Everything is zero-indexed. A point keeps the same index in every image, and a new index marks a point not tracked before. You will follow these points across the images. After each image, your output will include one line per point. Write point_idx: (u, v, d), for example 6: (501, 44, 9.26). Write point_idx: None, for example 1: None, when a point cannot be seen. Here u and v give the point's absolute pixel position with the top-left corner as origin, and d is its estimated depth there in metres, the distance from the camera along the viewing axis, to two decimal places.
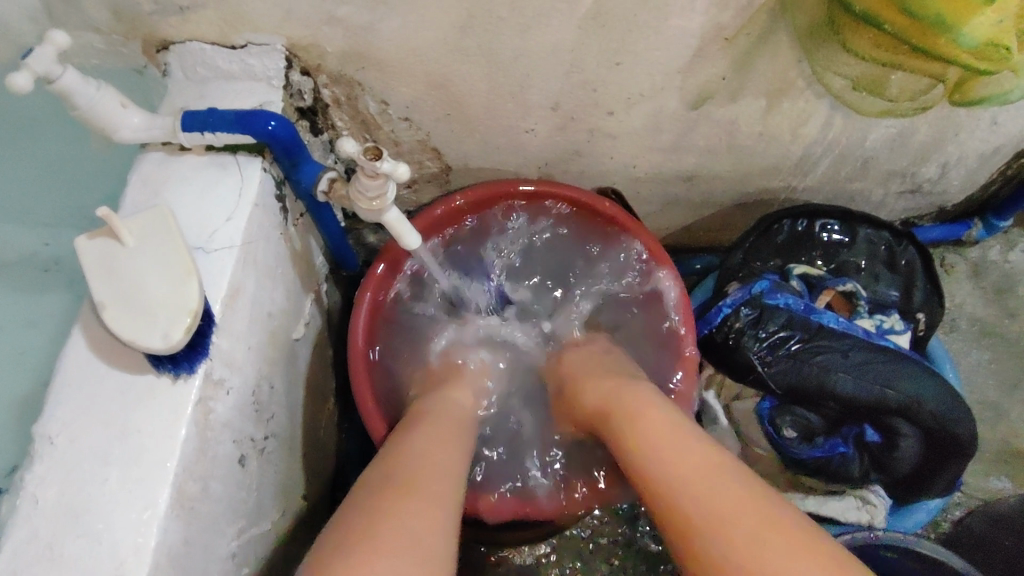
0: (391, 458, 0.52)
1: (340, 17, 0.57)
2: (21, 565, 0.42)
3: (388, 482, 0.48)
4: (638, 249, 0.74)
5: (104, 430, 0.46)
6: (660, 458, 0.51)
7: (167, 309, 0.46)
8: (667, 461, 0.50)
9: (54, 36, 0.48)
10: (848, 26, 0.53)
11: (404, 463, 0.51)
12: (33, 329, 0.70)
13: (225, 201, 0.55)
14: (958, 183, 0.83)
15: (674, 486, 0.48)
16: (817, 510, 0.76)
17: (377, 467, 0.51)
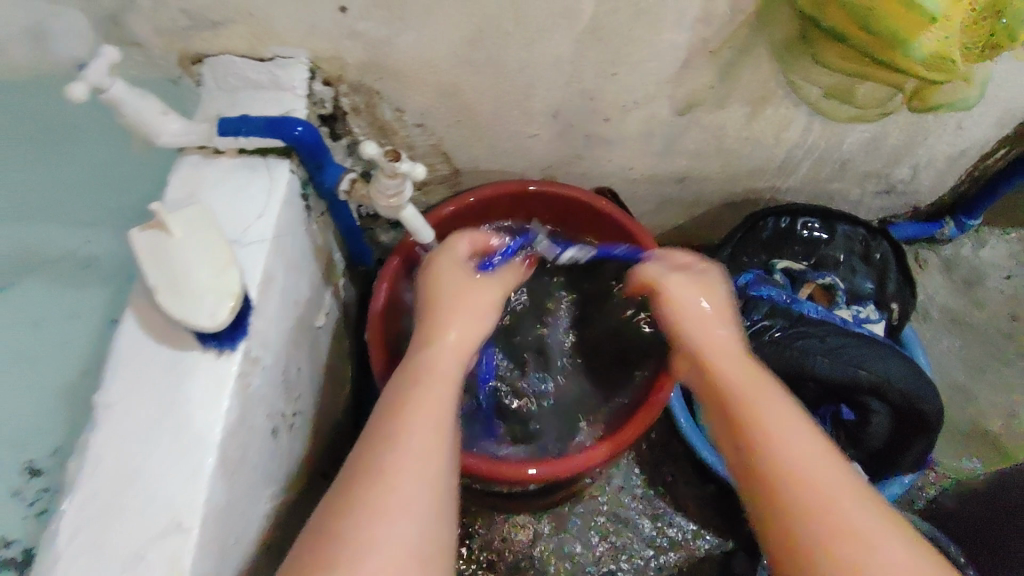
0: (380, 441, 0.51)
1: (361, 32, 0.63)
2: (87, 516, 0.48)
3: (369, 489, 0.47)
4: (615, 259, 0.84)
5: (157, 399, 0.51)
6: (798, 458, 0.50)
7: (213, 293, 0.52)
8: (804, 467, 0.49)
9: (106, 51, 0.53)
10: (819, 41, 0.59)
11: (386, 465, 0.49)
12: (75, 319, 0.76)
13: (258, 198, 0.61)
14: (929, 184, 0.90)
15: (804, 494, 0.48)
16: None
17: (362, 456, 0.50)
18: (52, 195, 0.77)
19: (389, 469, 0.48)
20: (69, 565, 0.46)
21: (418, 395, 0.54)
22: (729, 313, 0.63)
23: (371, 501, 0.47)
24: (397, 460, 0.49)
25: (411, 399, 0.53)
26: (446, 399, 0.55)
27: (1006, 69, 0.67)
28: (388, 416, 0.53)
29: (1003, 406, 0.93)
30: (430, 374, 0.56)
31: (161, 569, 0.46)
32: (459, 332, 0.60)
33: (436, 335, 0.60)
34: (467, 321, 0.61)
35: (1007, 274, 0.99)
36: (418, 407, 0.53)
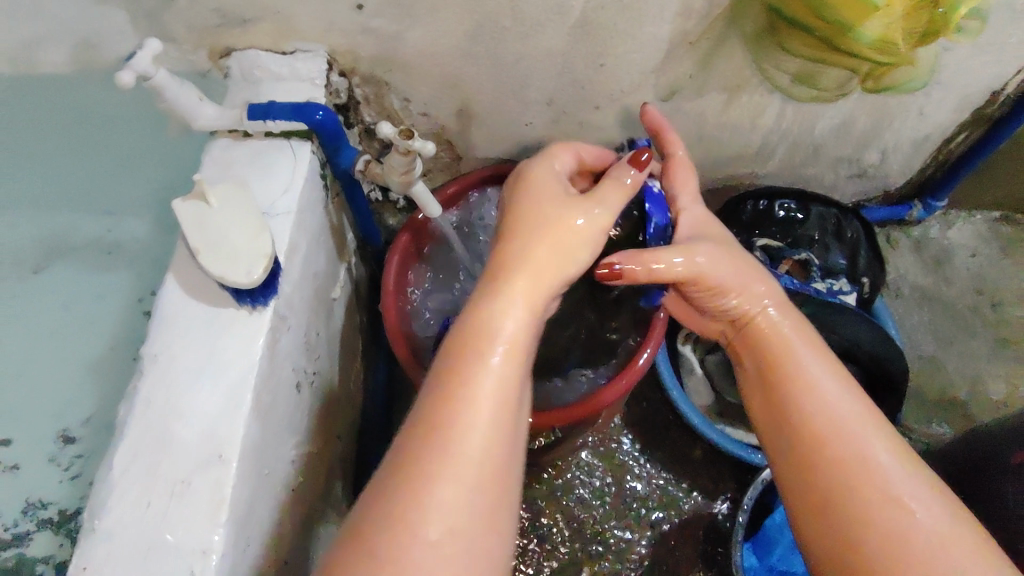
0: (425, 439, 0.48)
1: (374, 28, 0.70)
2: (139, 449, 0.54)
3: (422, 469, 0.47)
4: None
5: (199, 349, 0.58)
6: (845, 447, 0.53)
7: (248, 254, 0.58)
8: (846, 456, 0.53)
9: (150, 43, 0.58)
10: (783, 31, 0.67)
11: (430, 470, 0.46)
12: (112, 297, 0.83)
13: (284, 176, 0.67)
14: (897, 168, 0.97)
15: (860, 490, 0.51)
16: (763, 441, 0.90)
17: (408, 445, 0.48)
18: (97, 183, 0.86)
19: (440, 467, 0.47)
20: (124, 492, 0.52)
21: (470, 378, 0.50)
22: (757, 279, 0.65)
23: (412, 507, 0.45)
24: (451, 456, 0.47)
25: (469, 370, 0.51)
26: (511, 377, 0.51)
27: (956, 57, 0.74)
28: (440, 400, 0.50)
29: (970, 375, 1.00)
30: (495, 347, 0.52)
31: (206, 494, 0.52)
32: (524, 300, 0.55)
33: (500, 301, 0.55)
34: (531, 285, 0.57)
35: (972, 253, 1.07)
36: (472, 397, 0.49)
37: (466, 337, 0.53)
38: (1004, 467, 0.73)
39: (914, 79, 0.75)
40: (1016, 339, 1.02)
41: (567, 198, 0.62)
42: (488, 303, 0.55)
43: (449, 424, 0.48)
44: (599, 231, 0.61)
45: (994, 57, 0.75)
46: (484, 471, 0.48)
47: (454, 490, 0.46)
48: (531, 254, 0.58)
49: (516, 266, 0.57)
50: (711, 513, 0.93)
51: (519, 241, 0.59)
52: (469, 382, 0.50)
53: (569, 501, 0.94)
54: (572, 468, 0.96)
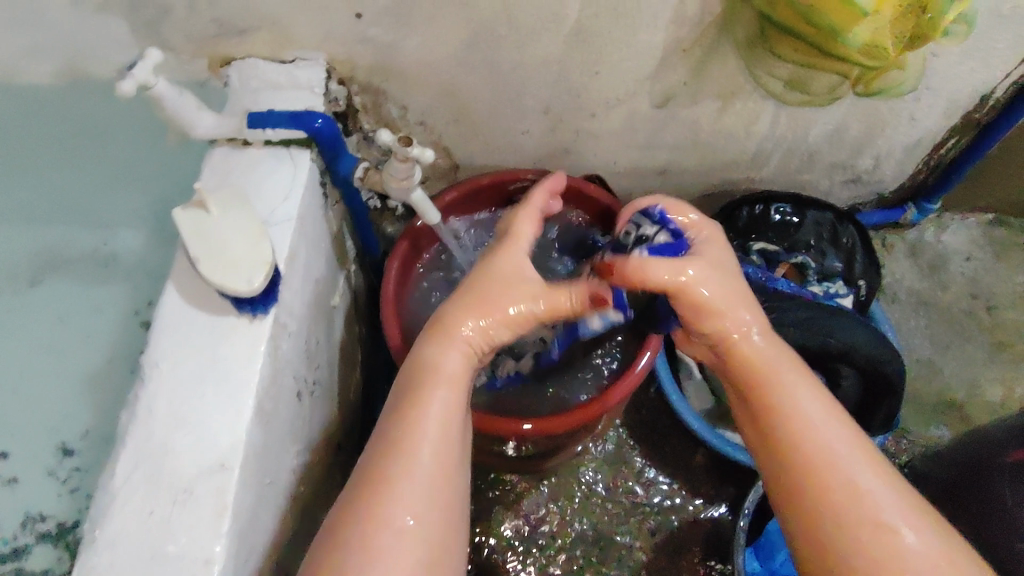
0: (382, 454, 0.54)
1: (371, 37, 0.70)
2: (140, 458, 0.53)
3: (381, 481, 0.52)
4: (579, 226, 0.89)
5: (201, 357, 0.58)
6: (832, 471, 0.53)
7: (249, 261, 0.58)
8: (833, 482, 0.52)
9: (149, 52, 0.59)
10: (774, 38, 0.67)
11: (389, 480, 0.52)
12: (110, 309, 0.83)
13: (284, 184, 0.68)
14: (891, 173, 0.98)
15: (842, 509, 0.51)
16: None
17: (366, 469, 0.54)
18: (95, 194, 0.86)
19: (391, 481, 0.52)
20: (125, 501, 0.52)
21: (415, 407, 0.56)
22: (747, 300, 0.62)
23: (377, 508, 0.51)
24: (401, 471, 0.53)
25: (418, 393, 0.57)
26: (450, 403, 0.57)
27: (944, 62, 0.76)
28: (388, 429, 0.56)
29: (967, 378, 1.00)
30: (435, 380, 0.58)
31: (208, 502, 0.52)
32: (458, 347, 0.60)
33: (436, 343, 0.60)
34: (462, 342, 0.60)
35: (967, 257, 1.08)
36: (421, 414, 0.56)
37: (411, 373, 0.59)
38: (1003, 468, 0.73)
39: (903, 82, 0.75)
40: (1012, 342, 1.03)
41: (511, 281, 0.64)
42: (429, 345, 0.60)
43: (395, 446, 0.54)
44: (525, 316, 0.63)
45: (983, 62, 0.77)
46: (430, 482, 0.53)
47: (406, 502, 0.52)
48: (462, 324, 0.61)
49: (452, 314, 0.62)
50: (711, 517, 0.93)
51: (455, 308, 0.62)
52: (412, 412, 0.56)
53: (571, 509, 0.94)
54: (573, 475, 0.96)
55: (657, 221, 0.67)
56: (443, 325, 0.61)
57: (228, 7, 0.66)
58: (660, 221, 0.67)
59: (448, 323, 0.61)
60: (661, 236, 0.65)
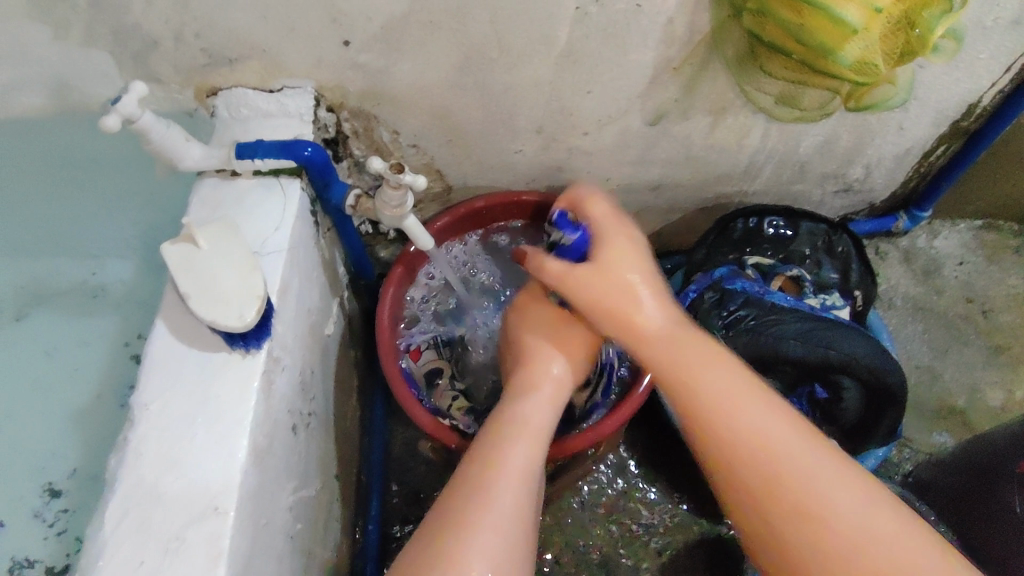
0: (446, 510, 0.55)
1: (361, 63, 0.70)
2: (132, 504, 0.52)
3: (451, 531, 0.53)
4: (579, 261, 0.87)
5: (192, 396, 0.56)
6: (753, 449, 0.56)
7: (240, 296, 0.56)
8: (759, 459, 0.55)
9: (136, 85, 0.57)
10: (764, 56, 0.68)
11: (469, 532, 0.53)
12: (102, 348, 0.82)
13: (274, 214, 0.66)
14: (882, 181, 0.99)
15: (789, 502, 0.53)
16: None
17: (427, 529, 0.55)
18: (77, 230, 0.84)
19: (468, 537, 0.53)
20: (116, 550, 0.50)
21: (496, 458, 0.58)
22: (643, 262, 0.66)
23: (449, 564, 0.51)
24: (478, 521, 0.54)
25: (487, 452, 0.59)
26: (530, 459, 0.59)
27: (930, 74, 0.77)
28: (468, 478, 0.57)
29: (967, 383, 1.00)
30: (525, 434, 0.61)
31: (202, 548, 0.50)
32: (552, 403, 0.65)
33: (524, 400, 0.64)
34: (553, 389, 0.66)
35: (960, 261, 1.08)
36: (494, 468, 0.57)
37: (496, 425, 0.62)
38: (998, 476, 0.74)
39: (893, 96, 0.76)
40: (1009, 345, 1.03)
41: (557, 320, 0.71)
42: (515, 403, 0.64)
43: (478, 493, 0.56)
44: (590, 348, 0.70)
45: (967, 72, 0.77)
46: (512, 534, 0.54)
47: (483, 551, 0.52)
48: (540, 369, 0.67)
49: (533, 370, 0.67)
50: (717, 536, 0.92)
51: (534, 355, 0.69)
52: (497, 463, 0.58)
53: (575, 531, 0.92)
54: (576, 496, 0.94)
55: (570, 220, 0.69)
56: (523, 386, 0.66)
57: (215, 37, 0.65)
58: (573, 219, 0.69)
59: (532, 383, 0.66)
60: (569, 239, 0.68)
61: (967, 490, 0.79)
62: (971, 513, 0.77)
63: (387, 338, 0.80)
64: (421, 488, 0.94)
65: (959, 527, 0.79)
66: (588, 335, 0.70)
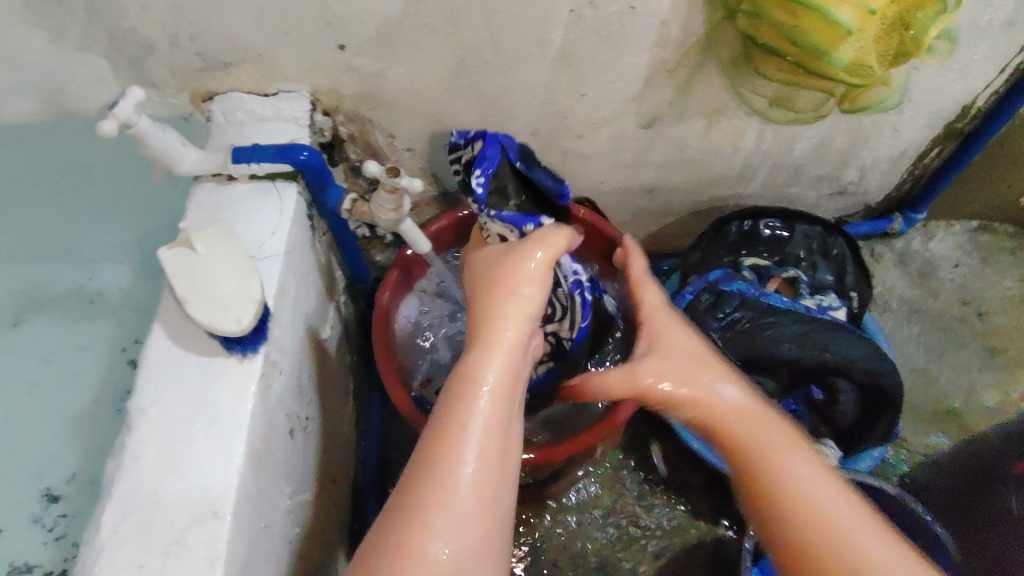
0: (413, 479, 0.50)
1: (357, 67, 0.70)
2: (129, 508, 0.52)
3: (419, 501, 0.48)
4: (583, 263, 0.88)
5: (190, 400, 0.56)
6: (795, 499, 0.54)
7: (237, 300, 0.56)
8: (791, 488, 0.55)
9: (133, 91, 0.56)
10: (758, 57, 0.68)
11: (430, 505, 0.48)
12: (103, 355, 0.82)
13: (271, 218, 0.67)
14: (876, 183, 0.99)
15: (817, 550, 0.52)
16: None
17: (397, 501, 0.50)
18: (74, 234, 0.84)
19: (427, 508, 0.48)
20: (114, 554, 0.50)
21: (462, 416, 0.52)
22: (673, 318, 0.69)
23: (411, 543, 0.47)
24: (435, 498, 0.48)
25: (458, 406, 0.53)
26: (502, 416, 0.53)
27: (924, 75, 0.77)
28: (435, 439, 0.51)
29: (963, 385, 1.01)
30: (495, 385, 0.54)
31: (200, 552, 0.50)
32: (513, 349, 0.56)
33: (479, 350, 0.56)
34: (511, 329, 0.57)
35: (956, 263, 1.08)
36: (463, 427, 0.51)
37: (454, 384, 0.55)
38: (991, 475, 0.75)
39: (887, 98, 0.76)
40: (1005, 347, 1.03)
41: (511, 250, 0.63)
42: (480, 348, 0.56)
43: (434, 461, 0.50)
44: (548, 270, 0.61)
45: (961, 74, 0.78)
46: (475, 509, 0.49)
47: (444, 524, 0.47)
48: (497, 307, 0.58)
49: (484, 312, 0.59)
50: (716, 539, 0.92)
51: (500, 284, 0.60)
52: (455, 428, 0.51)
53: (574, 534, 0.92)
54: (574, 499, 0.94)
55: (465, 140, 0.75)
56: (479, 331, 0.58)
57: (210, 41, 0.65)
58: (467, 140, 0.76)
59: (490, 326, 0.57)
60: (477, 148, 0.74)
61: (958, 491, 0.80)
62: (963, 512, 0.78)
63: (385, 343, 0.79)
64: None
65: (951, 525, 0.80)
66: (547, 256, 0.62)
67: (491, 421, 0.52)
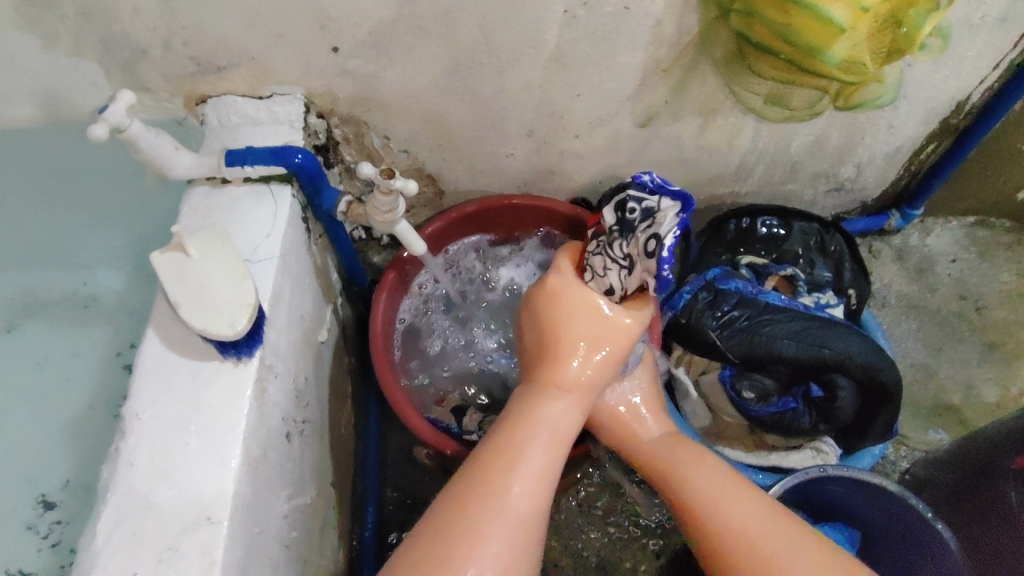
0: (435, 517, 0.53)
1: (351, 69, 0.70)
2: (124, 516, 0.51)
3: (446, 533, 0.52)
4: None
5: (183, 406, 0.56)
6: (718, 517, 0.60)
7: (231, 304, 0.56)
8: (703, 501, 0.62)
9: (123, 94, 0.56)
10: (752, 55, 0.67)
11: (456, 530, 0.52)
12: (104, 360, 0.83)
13: (265, 221, 0.66)
14: (873, 180, 0.99)
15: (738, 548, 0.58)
16: (779, 463, 0.90)
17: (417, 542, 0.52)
18: (69, 240, 0.84)
19: (456, 537, 0.51)
20: (109, 561, 0.50)
21: (511, 462, 0.55)
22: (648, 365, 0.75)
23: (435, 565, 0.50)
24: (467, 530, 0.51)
25: (506, 450, 0.56)
26: (549, 462, 0.57)
27: (918, 72, 0.77)
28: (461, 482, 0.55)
29: (962, 380, 1.01)
30: (549, 436, 0.58)
31: (195, 559, 0.50)
32: (575, 399, 0.60)
33: (544, 397, 0.60)
34: (579, 384, 0.61)
35: (953, 259, 1.08)
36: (513, 469, 0.55)
37: (509, 427, 0.58)
38: (989, 475, 0.74)
39: (881, 94, 0.76)
40: (1003, 341, 1.03)
41: (599, 312, 0.62)
42: (539, 398, 0.60)
43: (484, 495, 0.53)
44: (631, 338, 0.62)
45: (955, 70, 0.78)
46: (512, 543, 0.52)
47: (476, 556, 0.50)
48: (569, 362, 0.61)
49: (560, 361, 0.61)
50: None
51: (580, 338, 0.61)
52: (497, 474, 0.54)
53: (573, 535, 0.92)
54: (573, 500, 0.93)
55: (655, 190, 0.60)
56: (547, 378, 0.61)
57: (203, 44, 0.65)
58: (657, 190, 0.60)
59: (558, 376, 0.61)
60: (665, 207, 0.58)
61: (960, 488, 0.79)
62: (965, 510, 0.78)
63: (382, 345, 0.79)
64: (417, 494, 0.94)
65: (953, 520, 0.80)
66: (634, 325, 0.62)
67: (541, 467, 0.56)
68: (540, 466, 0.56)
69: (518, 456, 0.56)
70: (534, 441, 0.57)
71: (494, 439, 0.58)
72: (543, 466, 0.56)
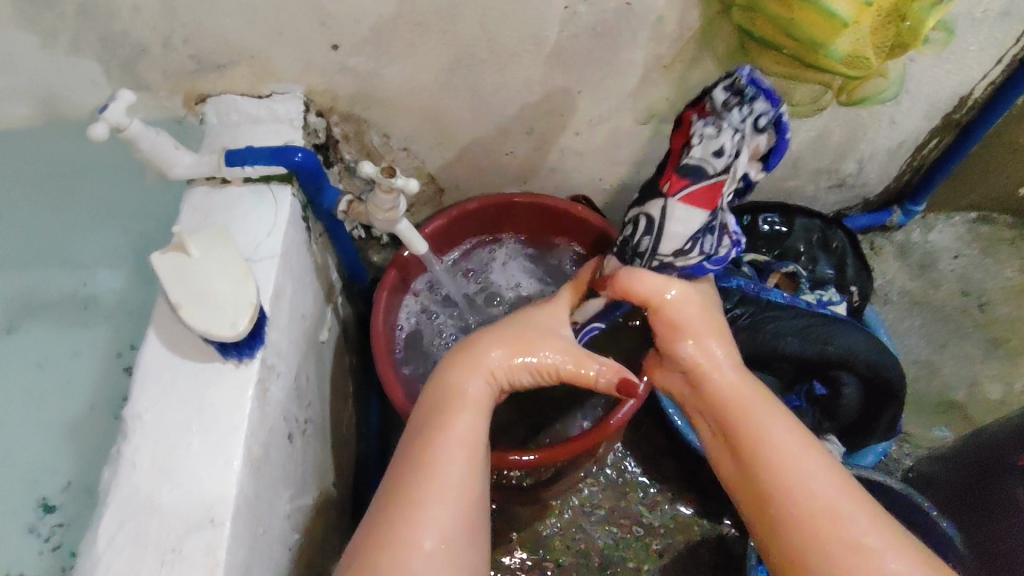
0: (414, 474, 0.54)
1: (351, 66, 0.69)
2: (126, 517, 0.51)
3: (415, 492, 0.53)
4: (576, 249, 0.90)
5: (185, 406, 0.55)
6: (792, 479, 0.55)
7: (232, 303, 0.56)
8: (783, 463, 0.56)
9: (123, 94, 0.56)
10: (754, 51, 0.67)
11: (417, 493, 0.53)
12: (106, 361, 0.83)
13: (266, 220, 0.66)
14: (876, 175, 0.99)
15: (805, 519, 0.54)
16: None
17: (383, 502, 0.54)
18: (69, 240, 0.84)
19: (416, 502, 0.52)
20: (111, 563, 0.50)
21: (440, 432, 0.57)
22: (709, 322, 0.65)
23: (404, 527, 0.51)
24: (426, 492, 0.53)
25: (440, 423, 0.58)
26: (474, 433, 0.58)
27: (921, 66, 0.77)
28: (413, 454, 0.56)
29: (966, 376, 1.00)
30: (470, 411, 0.59)
31: (198, 560, 0.50)
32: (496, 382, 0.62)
33: (464, 374, 0.61)
34: (503, 368, 0.62)
35: (956, 255, 1.08)
36: (445, 436, 0.56)
37: (440, 401, 0.60)
38: (997, 479, 0.73)
39: (884, 89, 0.75)
40: (1007, 337, 1.03)
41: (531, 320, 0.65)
42: (460, 376, 0.61)
43: (425, 460, 0.55)
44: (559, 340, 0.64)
45: (957, 64, 0.77)
46: (448, 504, 0.53)
47: (438, 517, 0.52)
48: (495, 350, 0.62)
49: (480, 344, 0.63)
50: (720, 533, 0.92)
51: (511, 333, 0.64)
52: (431, 442, 0.56)
53: (576, 534, 0.92)
54: (577, 500, 0.94)
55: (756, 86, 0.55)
56: (469, 352, 0.63)
57: (202, 42, 0.65)
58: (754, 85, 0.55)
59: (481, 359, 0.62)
60: (781, 108, 0.56)
61: (964, 487, 0.79)
62: (968, 509, 0.78)
63: (385, 344, 0.79)
64: None
65: (954, 515, 0.81)
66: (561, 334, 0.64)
67: (468, 435, 0.57)
68: (465, 434, 0.57)
69: (446, 428, 0.57)
70: (458, 413, 0.58)
71: (437, 414, 0.59)
72: (470, 433, 0.57)
